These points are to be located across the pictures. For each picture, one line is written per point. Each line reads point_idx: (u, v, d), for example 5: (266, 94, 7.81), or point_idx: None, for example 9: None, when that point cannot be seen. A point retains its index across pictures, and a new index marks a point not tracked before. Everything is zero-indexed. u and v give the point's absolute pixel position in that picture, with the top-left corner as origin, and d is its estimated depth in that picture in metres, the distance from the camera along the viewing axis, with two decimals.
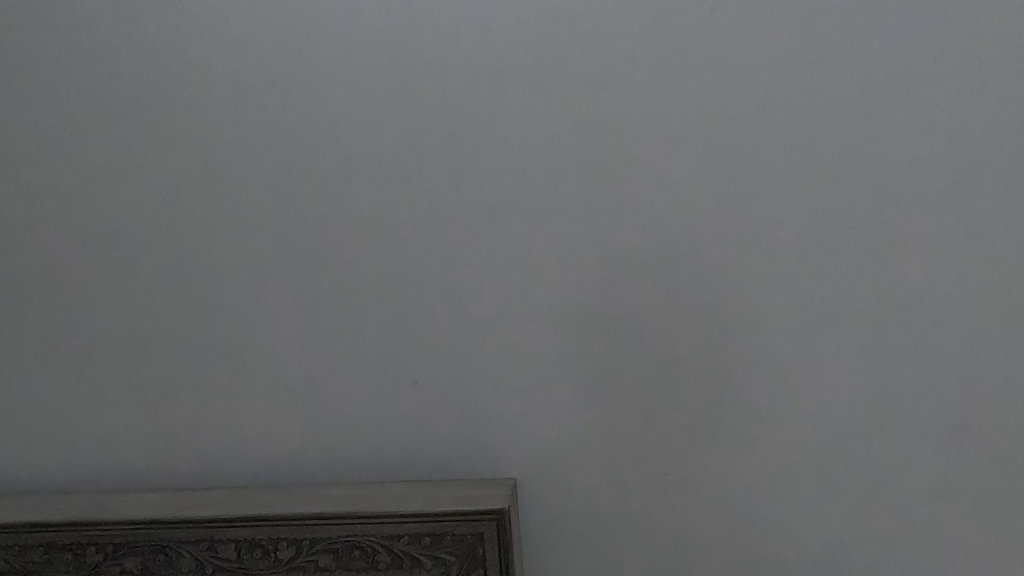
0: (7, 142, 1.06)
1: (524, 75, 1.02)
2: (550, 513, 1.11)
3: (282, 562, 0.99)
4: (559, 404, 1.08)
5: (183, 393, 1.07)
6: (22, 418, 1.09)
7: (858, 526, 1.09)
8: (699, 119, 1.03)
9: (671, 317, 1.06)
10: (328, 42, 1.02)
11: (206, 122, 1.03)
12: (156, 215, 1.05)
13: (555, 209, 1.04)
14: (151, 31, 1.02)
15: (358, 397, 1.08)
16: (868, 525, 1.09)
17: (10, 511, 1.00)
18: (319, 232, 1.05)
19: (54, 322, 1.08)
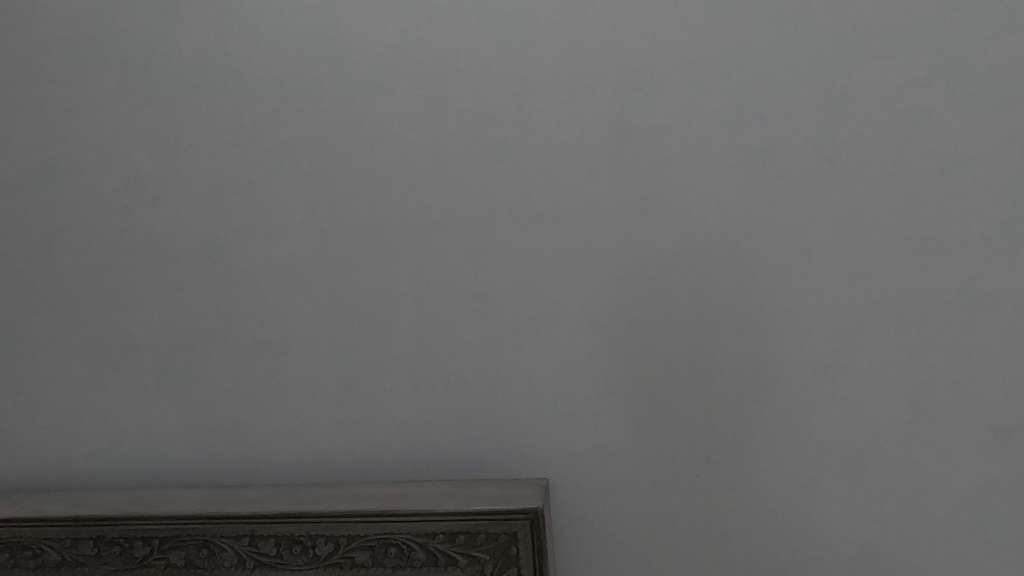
0: (60, 150, 1.12)
1: (547, 78, 1.02)
2: (591, 526, 1.06)
3: (318, 558, 0.96)
4: (596, 410, 1.04)
5: (220, 391, 1.09)
6: (71, 417, 1.12)
7: (926, 542, 1.00)
8: (732, 121, 1.00)
9: (712, 322, 1.02)
10: (358, 48, 1.05)
11: (243, 127, 1.07)
12: (196, 218, 1.08)
13: (587, 210, 1.02)
14: (194, 42, 1.08)
15: (391, 398, 1.07)
16: (938, 549, 1.00)
17: (55, 506, 1.03)
18: (350, 232, 1.06)
19: (101, 323, 1.11)
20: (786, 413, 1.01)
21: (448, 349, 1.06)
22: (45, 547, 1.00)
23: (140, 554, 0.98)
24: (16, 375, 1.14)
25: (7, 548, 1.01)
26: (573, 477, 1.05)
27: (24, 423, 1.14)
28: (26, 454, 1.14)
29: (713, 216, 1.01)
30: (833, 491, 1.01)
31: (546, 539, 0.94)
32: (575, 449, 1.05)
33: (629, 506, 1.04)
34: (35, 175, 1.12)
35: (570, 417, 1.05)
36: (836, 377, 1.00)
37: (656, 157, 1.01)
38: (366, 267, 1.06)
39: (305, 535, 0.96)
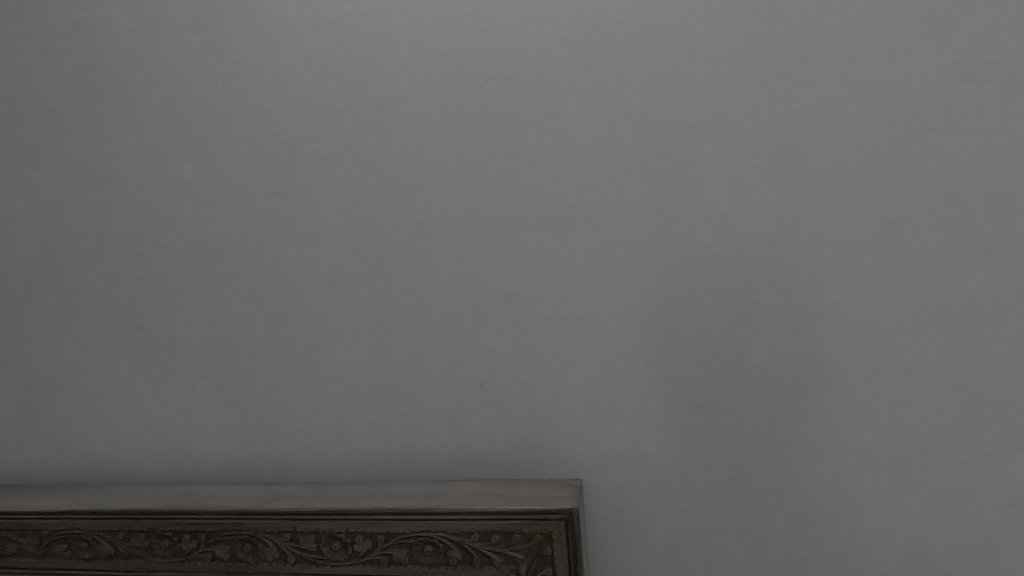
0: (115, 160, 1.17)
1: (579, 82, 1.04)
2: (624, 528, 1.05)
3: (358, 554, 0.98)
4: (629, 410, 1.04)
5: (262, 391, 1.12)
6: (121, 416, 1.17)
7: (976, 551, 0.96)
8: (765, 121, 1.00)
9: (747, 323, 1.01)
10: (395, 56, 1.08)
11: (285, 136, 1.11)
12: (240, 224, 1.13)
13: (618, 212, 1.03)
14: (240, 55, 1.13)
15: (426, 399, 1.08)
16: (989, 558, 0.95)
17: (107, 500, 1.08)
18: (387, 236, 1.09)
19: (150, 325, 1.16)
20: (823, 416, 1.00)
21: (481, 349, 1.07)
22: (100, 538, 1.05)
23: (187, 548, 1.03)
24: (69, 375, 1.19)
25: (63, 540, 1.06)
26: (606, 478, 1.05)
27: (76, 422, 1.19)
28: (79, 451, 1.19)
29: (746, 217, 1.01)
30: (874, 497, 0.98)
31: (581, 540, 0.95)
32: (608, 451, 1.05)
33: (663, 507, 1.03)
34: (92, 184, 1.18)
35: (603, 418, 1.05)
36: (874, 379, 0.98)
37: (687, 158, 1.02)
38: (403, 269, 1.08)
39: (344, 532, 0.99)
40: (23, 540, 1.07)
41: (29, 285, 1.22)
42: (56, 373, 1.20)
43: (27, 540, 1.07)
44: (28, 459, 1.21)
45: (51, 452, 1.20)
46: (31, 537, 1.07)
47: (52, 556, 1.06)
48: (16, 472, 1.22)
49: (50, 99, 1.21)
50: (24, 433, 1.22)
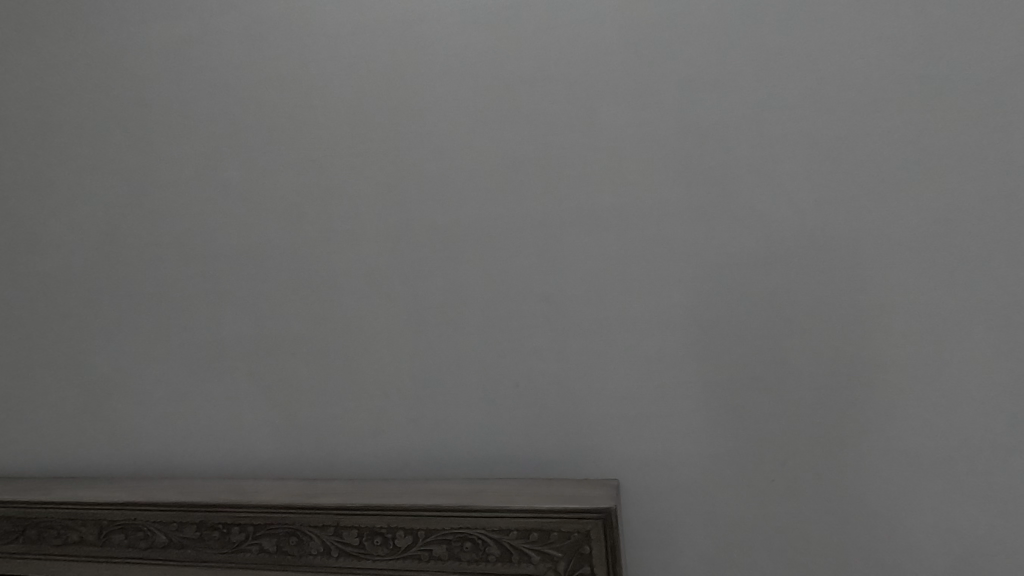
0: (167, 168, 1.22)
1: (613, 84, 1.04)
2: (661, 528, 1.04)
3: (399, 549, 1.01)
4: (665, 412, 1.03)
5: (304, 389, 1.15)
6: (170, 412, 1.21)
7: None
8: (803, 119, 0.98)
9: (785, 324, 0.99)
10: (433, 62, 1.10)
11: (326, 142, 1.14)
12: (284, 228, 1.16)
13: (653, 213, 1.03)
14: (285, 65, 1.17)
15: (463, 398, 1.10)
16: None
17: (161, 493, 1.12)
18: (425, 238, 1.11)
19: (199, 325, 1.20)
20: (867, 419, 0.97)
21: (517, 349, 1.08)
22: (154, 529, 1.09)
23: (236, 540, 1.07)
24: (122, 373, 1.24)
25: (121, 530, 1.11)
26: (643, 479, 1.04)
27: (128, 418, 1.23)
28: (129, 445, 1.23)
29: (784, 216, 0.99)
30: (922, 502, 0.95)
31: (619, 539, 0.96)
32: (644, 451, 1.04)
33: (700, 510, 1.02)
34: (146, 191, 1.23)
35: (639, 418, 1.04)
36: (919, 382, 0.95)
37: (724, 157, 1.01)
38: (441, 270, 1.10)
39: (386, 527, 1.01)
40: (82, 529, 1.12)
41: (83, 287, 1.27)
42: (109, 372, 1.25)
43: (86, 530, 1.12)
44: (80, 454, 1.26)
45: (103, 446, 1.24)
46: (90, 527, 1.12)
47: (110, 545, 1.11)
48: (69, 466, 1.26)
49: (106, 110, 1.27)
50: (76, 428, 1.27)
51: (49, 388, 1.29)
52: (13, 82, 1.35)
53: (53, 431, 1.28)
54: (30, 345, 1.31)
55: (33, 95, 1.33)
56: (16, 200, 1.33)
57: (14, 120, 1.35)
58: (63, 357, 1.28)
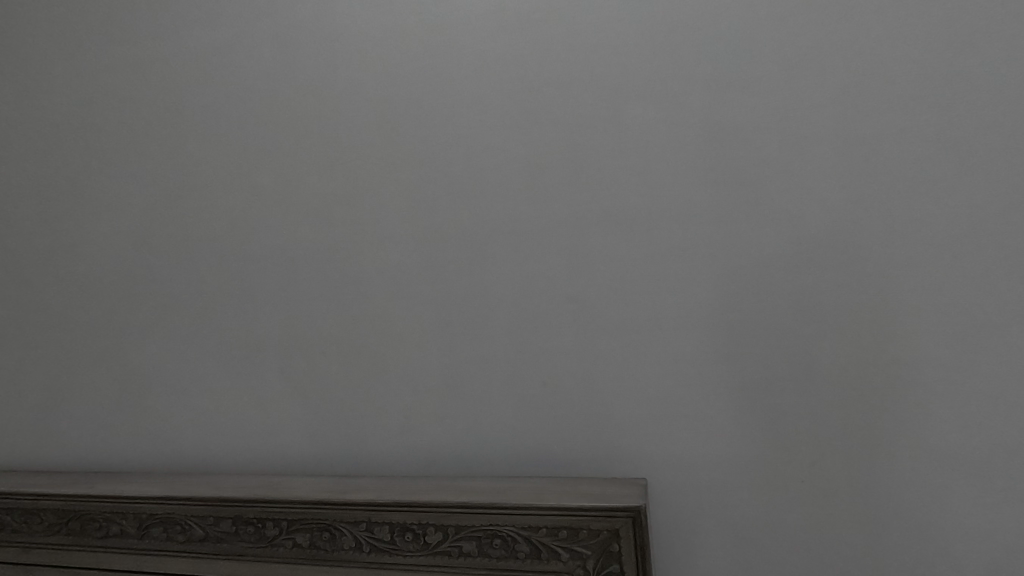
0: (201, 171, 1.25)
1: (640, 85, 1.05)
2: (689, 528, 1.04)
3: (429, 546, 1.02)
4: (692, 412, 1.03)
5: (335, 387, 1.17)
6: (205, 409, 1.23)
7: None
8: (832, 118, 0.97)
9: (815, 324, 0.99)
10: (461, 66, 1.12)
11: (355, 145, 1.16)
12: (314, 229, 1.18)
13: (680, 213, 1.03)
14: (314, 69, 1.18)
15: (490, 396, 1.11)
16: None
17: (198, 488, 1.15)
18: (453, 239, 1.12)
19: (232, 325, 1.22)
20: (899, 420, 0.96)
21: (545, 349, 1.09)
22: (192, 523, 1.12)
23: (270, 534, 1.09)
24: (157, 371, 1.27)
25: (159, 523, 1.14)
26: (670, 478, 1.04)
27: (163, 415, 1.26)
28: (165, 441, 1.25)
29: (814, 216, 0.98)
30: (956, 504, 0.93)
31: (648, 537, 0.96)
32: (672, 451, 1.04)
33: (728, 510, 1.02)
34: (181, 194, 1.26)
35: (667, 418, 1.04)
36: (952, 384, 0.93)
37: (753, 157, 1.00)
38: (469, 270, 1.11)
39: (417, 524, 1.03)
40: (122, 522, 1.15)
41: (120, 287, 1.30)
42: (145, 370, 1.28)
43: (125, 523, 1.15)
44: (116, 450, 1.29)
45: (139, 442, 1.27)
46: (130, 520, 1.15)
47: (149, 538, 1.14)
48: (105, 461, 1.29)
49: (142, 115, 1.30)
50: (113, 425, 1.30)
51: (86, 385, 1.32)
52: (51, 88, 1.39)
53: (89, 427, 1.31)
54: (68, 343, 1.34)
55: (71, 101, 1.37)
56: (54, 202, 1.37)
57: (52, 125, 1.38)
58: (99, 355, 1.31)
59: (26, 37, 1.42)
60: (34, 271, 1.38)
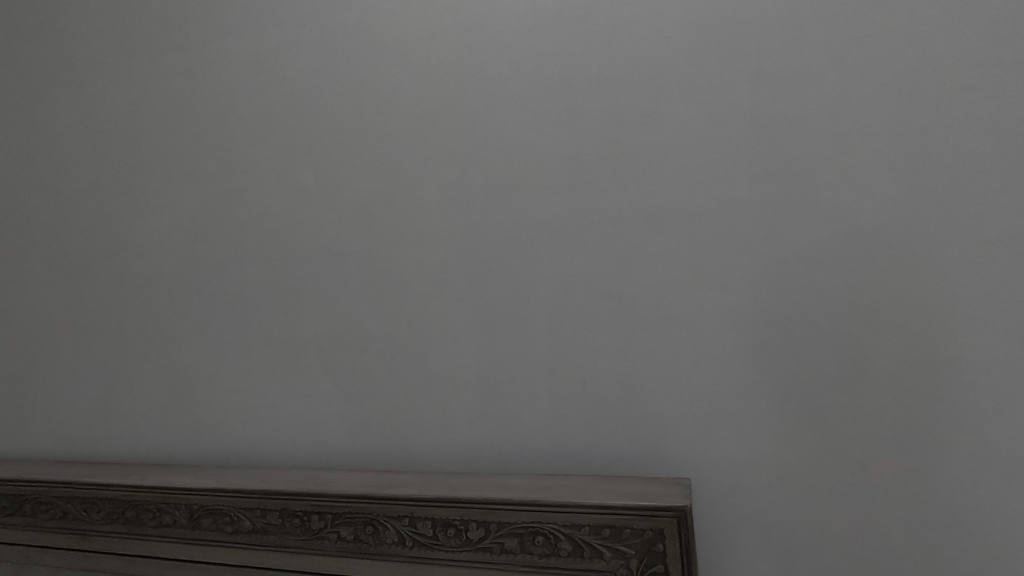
0: (247, 172, 1.27)
1: (682, 81, 1.03)
2: (734, 529, 1.01)
3: (471, 542, 1.02)
4: (736, 412, 1.01)
5: (377, 384, 1.18)
6: (252, 404, 1.26)
7: None
8: (882, 112, 0.94)
9: (866, 323, 0.95)
10: (500, 64, 1.11)
11: (396, 144, 1.17)
12: (356, 227, 1.19)
13: (723, 209, 1.01)
14: (356, 70, 1.19)
15: (531, 395, 1.10)
16: None
17: (247, 481, 1.18)
18: (492, 236, 1.11)
19: (278, 322, 1.24)
20: (957, 423, 0.91)
21: (585, 347, 1.07)
22: (241, 514, 1.15)
23: (316, 527, 1.11)
24: (207, 367, 1.30)
25: (210, 514, 1.17)
26: (714, 478, 1.02)
27: (212, 409, 1.29)
28: (213, 435, 1.29)
29: (863, 211, 0.95)
30: (1021, 512, 0.89)
31: (693, 538, 0.94)
32: (715, 451, 1.02)
33: (774, 513, 0.99)
34: (228, 195, 1.29)
35: (711, 418, 1.02)
36: (1014, 384, 0.88)
37: (800, 152, 0.97)
38: (509, 268, 1.11)
39: (459, 519, 1.03)
40: (175, 513, 1.19)
41: (171, 286, 1.34)
42: (195, 366, 1.31)
43: (178, 513, 1.19)
44: (168, 443, 1.32)
45: (190, 436, 1.31)
46: (182, 510, 1.19)
47: (200, 528, 1.18)
48: (158, 453, 1.33)
49: (191, 118, 1.33)
50: (164, 419, 1.33)
51: (139, 381, 1.36)
52: (104, 93, 1.43)
53: (142, 420, 1.35)
54: (121, 339, 1.38)
55: (123, 105, 1.40)
56: (107, 203, 1.41)
57: (104, 130, 1.42)
58: (151, 351, 1.35)
59: (81, 43, 1.46)
60: (87, 269, 1.42)
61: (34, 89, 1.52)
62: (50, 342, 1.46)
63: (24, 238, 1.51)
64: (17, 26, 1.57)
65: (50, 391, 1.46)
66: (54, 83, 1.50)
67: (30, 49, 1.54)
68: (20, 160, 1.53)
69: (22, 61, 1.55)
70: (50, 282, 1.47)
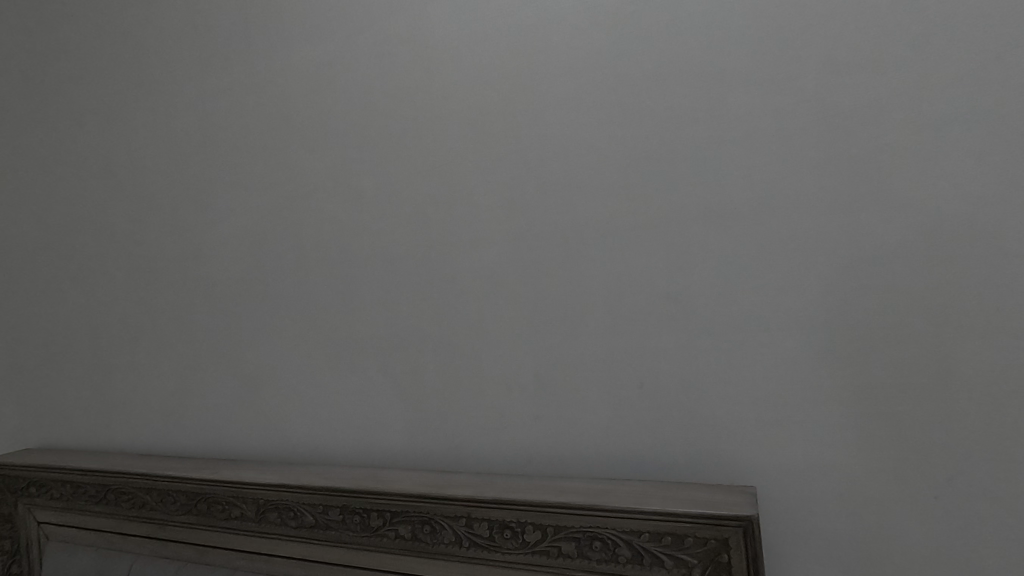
0: (311, 176, 1.30)
1: (741, 74, 0.98)
2: (804, 542, 0.96)
3: (528, 545, 1.01)
4: (801, 419, 0.95)
5: (434, 384, 1.19)
6: (317, 402, 1.29)
7: None
8: (963, 100, 0.87)
9: (949, 326, 0.88)
10: (554, 63, 1.09)
11: (452, 147, 1.17)
12: (413, 230, 1.20)
13: (786, 207, 0.96)
14: (413, 74, 1.20)
15: (589, 397, 1.08)
16: None
17: (312, 477, 1.20)
18: (547, 237, 1.10)
19: (340, 322, 1.27)
20: None
21: (642, 350, 1.04)
22: (307, 509, 1.17)
23: (376, 524, 1.12)
24: (274, 365, 1.33)
25: (278, 508, 1.20)
26: (783, 487, 0.97)
27: (280, 406, 1.33)
28: (282, 431, 1.32)
29: (939, 206, 0.88)
30: None
31: (761, 549, 0.90)
32: (779, 459, 0.97)
33: (843, 525, 0.93)
34: (293, 198, 1.32)
35: (774, 424, 0.97)
36: None
37: (872, 144, 0.91)
38: (566, 269, 1.09)
39: (516, 521, 1.02)
40: (246, 506, 1.23)
41: (241, 287, 1.38)
42: (263, 365, 1.35)
43: (249, 506, 1.23)
44: (240, 438, 1.37)
45: (260, 432, 1.35)
46: (252, 504, 1.22)
47: (269, 521, 1.21)
48: (232, 448, 1.38)
49: (257, 126, 1.37)
50: (237, 415, 1.38)
51: (213, 379, 1.41)
52: (176, 102, 1.48)
53: (217, 417, 1.41)
54: (196, 339, 1.44)
55: (194, 114, 1.45)
56: (181, 209, 1.47)
57: (178, 139, 1.47)
58: (224, 351, 1.40)
59: (152, 55, 1.52)
60: (165, 272, 1.49)
61: (109, 100, 1.59)
62: (131, 343, 1.53)
63: (104, 242, 1.58)
64: (90, 38, 1.63)
65: (133, 388, 1.53)
66: (129, 94, 1.55)
67: (103, 62, 1.60)
68: (98, 168, 1.60)
69: (97, 74, 1.61)
70: (130, 284, 1.54)
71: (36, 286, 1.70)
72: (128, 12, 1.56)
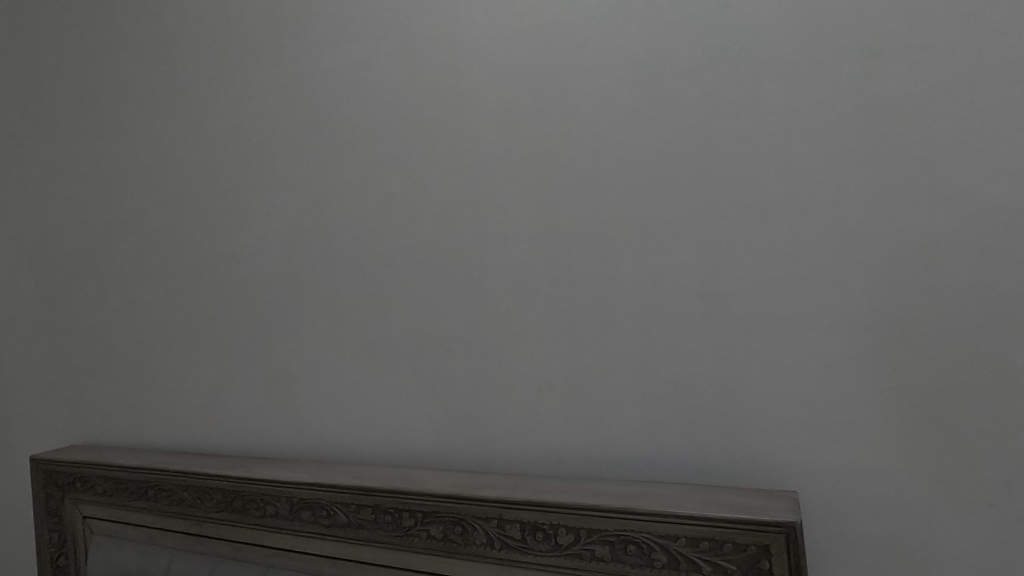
0: (342, 177, 1.30)
1: (776, 65, 0.94)
2: (847, 550, 0.91)
3: (560, 547, 0.98)
4: (841, 423, 0.91)
5: (465, 384, 1.17)
6: (349, 402, 1.29)
7: None
8: (1015, 86, 0.82)
9: (1002, 325, 0.83)
10: (582, 59, 1.07)
11: (480, 146, 1.15)
12: (443, 230, 1.19)
13: (823, 201, 0.91)
14: (441, 74, 1.19)
15: (621, 399, 1.05)
16: None
17: (345, 476, 1.20)
18: (576, 236, 1.07)
19: (371, 322, 1.26)
20: None
21: (674, 351, 1.01)
22: (340, 507, 1.17)
23: (408, 524, 1.11)
24: (307, 365, 1.34)
25: (312, 507, 1.20)
26: (823, 492, 0.93)
27: (315, 405, 1.33)
28: (316, 429, 1.33)
29: (989, 199, 0.83)
30: None
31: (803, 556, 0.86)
32: (818, 463, 0.93)
33: (888, 532, 0.89)
34: (324, 199, 1.32)
35: (813, 428, 0.93)
36: None
37: (917, 135, 0.86)
38: (596, 268, 1.06)
39: (547, 524, 0.99)
40: (281, 504, 1.23)
41: (275, 287, 1.39)
42: (297, 364, 1.35)
43: (284, 504, 1.23)
44: (275, 437, 1.38)
45: (295, 431, 1.36)
46: (287, 502, 1.23)
47: (303, 519, 1.21)
48: (267, 447, 1.39)
49: (289, 127, 1.37)
50: (272, 414, 1.39)
51: (248, 378, 1.42)
52: (211, 105, 1.49)
53: (253, 416, 1.42)
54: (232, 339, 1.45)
55: (228, 117, 1.46)
56: (216, 210, 1.48)
57: (213, 142, 1.49)
58: (259, 351, 1.41)
59: (187, 59, 1.53)
60: (201, 273, 1.50)
61: (146, 104, 1.61)
62: (169, 342, 1.56)
63: (143, 244, 1.61)
64: (128, 44, 1.65)
65: (172, 387, 1.55)
66: (165, 98, 1.57)
67: (140, 67, 1.62)
68: (137, 171, 1.62)
69: (134, 79, 1.63)
70: (168, 285, 1.56)
71: (78, 287, 1.74)
72: (164, 18, 1.58)
